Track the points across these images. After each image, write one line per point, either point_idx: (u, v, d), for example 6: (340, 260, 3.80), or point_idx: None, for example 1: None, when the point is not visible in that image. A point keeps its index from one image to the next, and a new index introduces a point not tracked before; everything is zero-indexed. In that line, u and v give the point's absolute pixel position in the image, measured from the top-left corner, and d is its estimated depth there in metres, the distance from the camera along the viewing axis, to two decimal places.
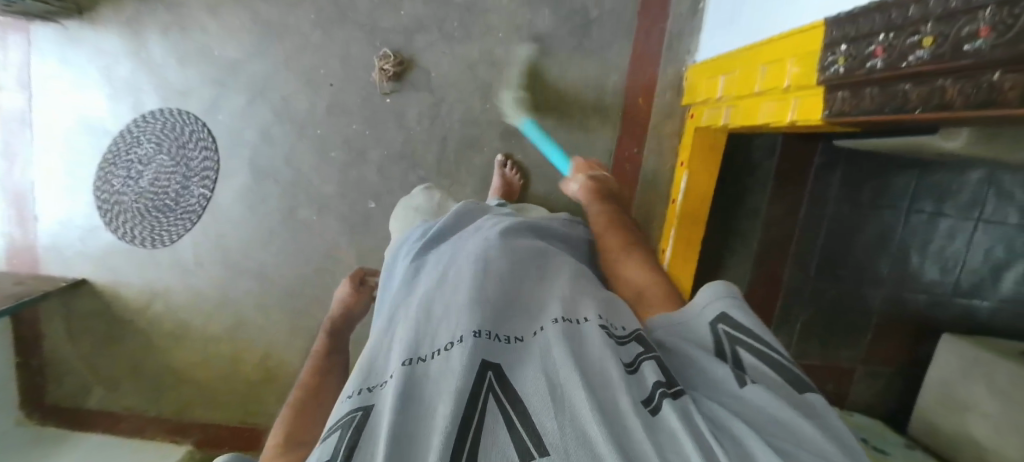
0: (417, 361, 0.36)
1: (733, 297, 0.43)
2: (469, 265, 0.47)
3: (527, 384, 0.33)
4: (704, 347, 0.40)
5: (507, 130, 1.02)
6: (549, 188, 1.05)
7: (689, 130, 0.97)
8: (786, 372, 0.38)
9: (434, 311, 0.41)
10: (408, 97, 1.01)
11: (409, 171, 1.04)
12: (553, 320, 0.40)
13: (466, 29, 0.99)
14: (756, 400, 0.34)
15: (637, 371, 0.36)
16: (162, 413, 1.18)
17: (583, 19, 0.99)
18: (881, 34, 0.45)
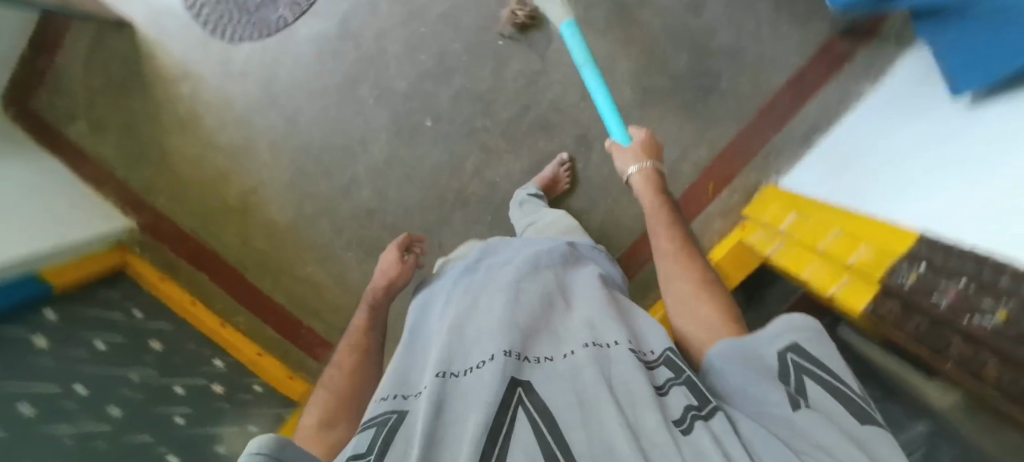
0: (449, 376, 0.41)
1: (807, 329, 0.39)
2: (501, 298, 0.50)
3: (558, 393, 0.38)
4: (766, 370, 0.38)
5: (582, 136, 0.99)
6: (586, 210, 1.02)
7: (733, 240, 0.97)
8: (855, 407, 0.35)
9: (466, 335, 0.47)
10: (517, 51, 0.99)
11: (477, 115, 1.02)
12: (583, 342, 0.43)
13: (606, 27, 0.97)
14: (806, 430, 0.33)
15: (669, 392, 0.38)
16: (129, 180, 1.15)
17: (710, 85, 0.97)
18: (962, 277, 0.47)
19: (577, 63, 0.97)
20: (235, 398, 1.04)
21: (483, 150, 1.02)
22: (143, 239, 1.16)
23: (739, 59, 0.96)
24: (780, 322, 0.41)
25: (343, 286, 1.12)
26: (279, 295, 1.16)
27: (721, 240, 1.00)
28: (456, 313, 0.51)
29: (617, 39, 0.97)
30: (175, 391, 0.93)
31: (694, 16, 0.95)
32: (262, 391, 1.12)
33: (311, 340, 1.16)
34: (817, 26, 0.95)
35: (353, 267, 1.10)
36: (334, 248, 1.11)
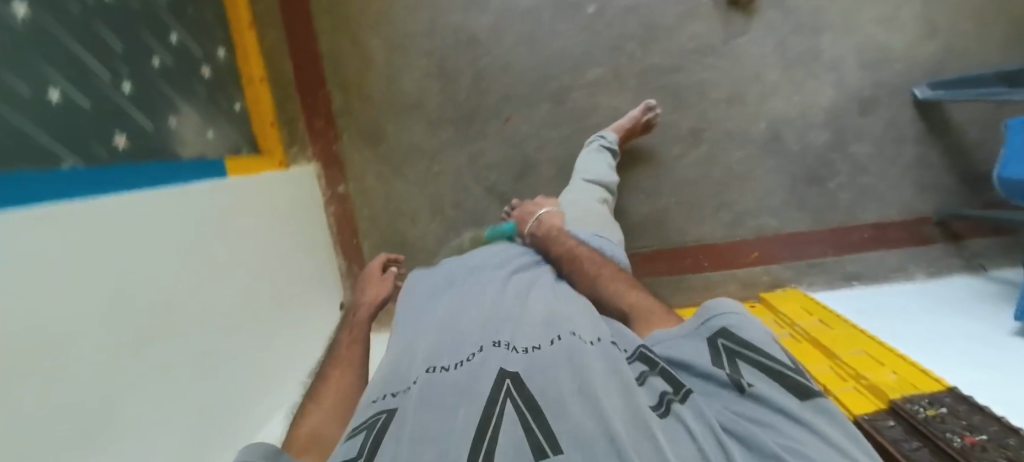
0: (439, 370, 0.46)
1: (727, 312, 0.45)
2: (489, 309, 0.57)
3: (549, 380, 0.41)
4: (704, 357, 0.42)
5: (695, 130, 0.97)
6: (649, 191, 1.01)
7: None
8: (790, 379, 0.38)
9: (460, 329, 0.54)
10: (709, 16, 0.93)
11: (632, 39, 0.95)
12: (567, 331, 0.48)
13: (795, 60, 0.93)
14: (751, 411, 0.36)
15: (646, 384, 0.41)
16: None
17: (821, 176, 0.97)
18: (983, 436, 0.55)
19: (745, 69, 0.94)
20: (214, 101, 0.92)
21: (611, 72, 0.96)
22: None
23: (859, 176, 0.97)
24: (711, 308, 0.47)
25: (391, 86, 1.01)
26: (324, 43, 1.02)
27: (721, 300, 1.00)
28: (445, 317, 0.58)
29: (790, 77, 0.94)
30: (170, 38, 0.82)
31: (858, 114, 0.94)
32: (238, 113, 0.98)
33: (319, 107, 1.04)
34: (933, 199, 0.97)
35: (415, 76, 1.00)
36: (412, 46, 0.99)
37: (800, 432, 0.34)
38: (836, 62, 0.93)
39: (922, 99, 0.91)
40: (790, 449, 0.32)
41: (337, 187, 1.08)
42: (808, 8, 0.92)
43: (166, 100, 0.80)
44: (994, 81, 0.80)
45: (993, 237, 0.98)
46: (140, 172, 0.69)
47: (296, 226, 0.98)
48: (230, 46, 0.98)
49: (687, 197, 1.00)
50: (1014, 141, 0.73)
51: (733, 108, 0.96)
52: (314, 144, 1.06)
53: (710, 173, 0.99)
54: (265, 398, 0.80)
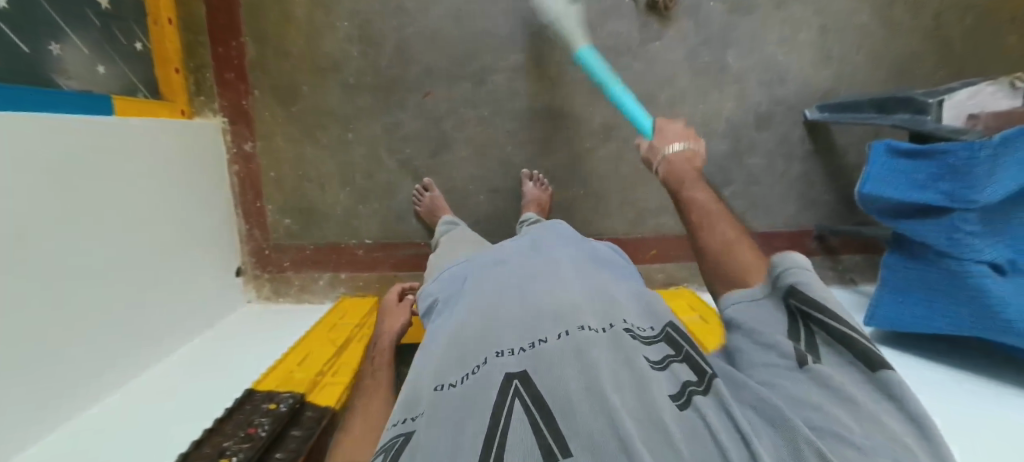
0: (446, 385, 0.48)
1: (798, 272, 0.47)
2: (503, 305, 0.57)
3: (558, 377, 0.42)
4: (777, 328, 0.45)
5: (607, 126, 1.01)
6: (559, 180, 1.04)
7: None
8: (856, 356, 0.39)
9: (468, 337, 0.54)
10: (628, 16, 0.97)
11: (555, 31, 0.97)
12: (577, 325, 0.49)
13: (704, 71, 0.98)
14: (798, 382, 0.39)
15: (666, 369, 0.45)
16: None
17: (719, 183, 1.03)
18: None
19: (657, 73, 0.98)
20: (111, 37, 0.86)
21: (532, 59, 0.98)
22: None
23: (752, 186, 1.03)
24: (779, 265, 0.49)
25: (310, 45, 0.98)
26: None
27: None
28: (463, 317, 0.59)
29: (698, 86, 0.99)
30: None
31: (755, 128, 1.01)
32: (139, 53, 0.92)
33: (230, 57, 0.99)
34: (813, 214, 1.05)
35: (336, 38, 0.98)
36: (336, 7, 0.97)
37: (844, 409, 0.35)
38: (740, 76, 0.99)
39: (811, 119, 0.98)
40: (817, 427, 0.35)
41: (243, 144, 1.03)
42: (720, 21, 0.96)
43: (47, 22, 0.74)
44: (868, 108, 0.88)
45: (861, 254, 1.07)
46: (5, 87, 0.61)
47: (195, 178, 0.93)
48: None
49: (595, 189, 1.04)
50: (875, 161, 0.78)
51: (644, 108, 1.00)
52: (222, 96, 1.01)
53: (618, 169, 1.02)
54: (127, 351, 0.75)
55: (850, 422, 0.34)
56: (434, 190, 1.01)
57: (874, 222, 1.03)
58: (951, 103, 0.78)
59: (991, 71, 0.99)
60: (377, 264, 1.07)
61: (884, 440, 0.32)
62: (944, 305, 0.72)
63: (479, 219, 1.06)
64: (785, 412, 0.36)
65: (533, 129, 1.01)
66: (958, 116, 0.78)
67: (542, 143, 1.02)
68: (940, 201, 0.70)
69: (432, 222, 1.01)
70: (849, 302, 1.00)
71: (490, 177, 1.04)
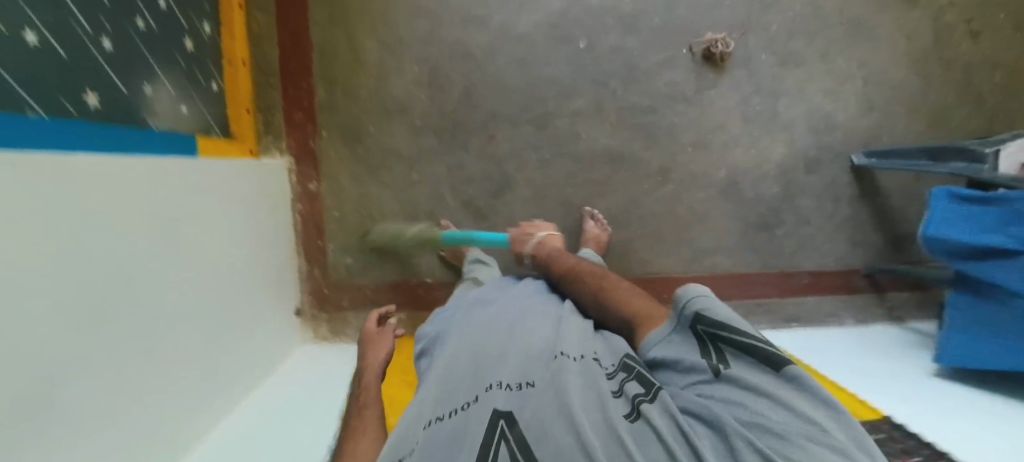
0: (439, 419, 0.53)
1: (698, 298, 0.53)
2: (488, 349, 0.63)
3: (538, 409, 0.49)
4: (692, 349, 0.52)
5: (665, 169, 1.04)
6: (618, 220, 1.05)
7: None
8: (764, 355, 0.46)
9: (455, 377, 0.59)
10: (685, 65, 1.01)
11: (615, 78, 1.01)
12: (554, 355, 0.59)
13: (755, 118, 1.03)
14: (721, 390, 0.46)
15: (621, 393, 0.51)
16: None
17: (771, 223, 1.06)
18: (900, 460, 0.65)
19: (712, 119, 1.03)
20: (192, 76, 0.87)
21: (593, 104, 1.02)
22: None
23: (803, 227, 1.07)
24: (682, 296, 0.56)
25: (378, 88, 1.00)
26: (315, 37, 0.98)
27: None
28: (449, 359, 0.63)
29: (749, 131, 1.04)
30: (158, 3, 0.79)
31: (804, 171, 1.05)
32: (216, 94, 0.93)
33: (300, 98, 1.01)
34: (861, 254, 1.08)
35: (404, 82, 1.00)
36: (405, 53, 0.99)
37: (763, 401, 0.42)
38: (790, 123, 1.04)
39: (858, 164, 1.03)
40: (746, 423, 0.41)
41: (308, 183, 1.04)
42: (770, 72, 1.02)
43: (143, 65, 0.76)
44: (917, 154, 0.93)
45: (907, 292, 1.10)
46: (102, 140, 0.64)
47: (264, 215, 0.94)
48: (216, 22, 0.92)
49: (652, 229, 1.05)
50: (938, 206, 0.83)
51: (700, 152, 1.04)
52: (291, 136, 1.02)
53: (674, 210, 1.05)
54: (218, 391, 0.75)
55: (777, 417, 0.40)
56: (453, 232, 1.02)
57: (918, 262, 1.08)
58: (1009, 152, 0.82)
59: (1019, 121, 1.06)
60: (437, 303, 1.07)
61: (803, 427, 0.39)
62: (1012, 343, 0.75)
63: None
64: (718, 415, 0.42)
65: (593, 171, 1.03)
66: (1014, 165, 0.82)
67: (602, 185, 1.04)
68: (1010, 244, 0.74)
69: (460, 261, 1.05)
70: (903, 332, 1.03)
71: (550, 217, 1.05)
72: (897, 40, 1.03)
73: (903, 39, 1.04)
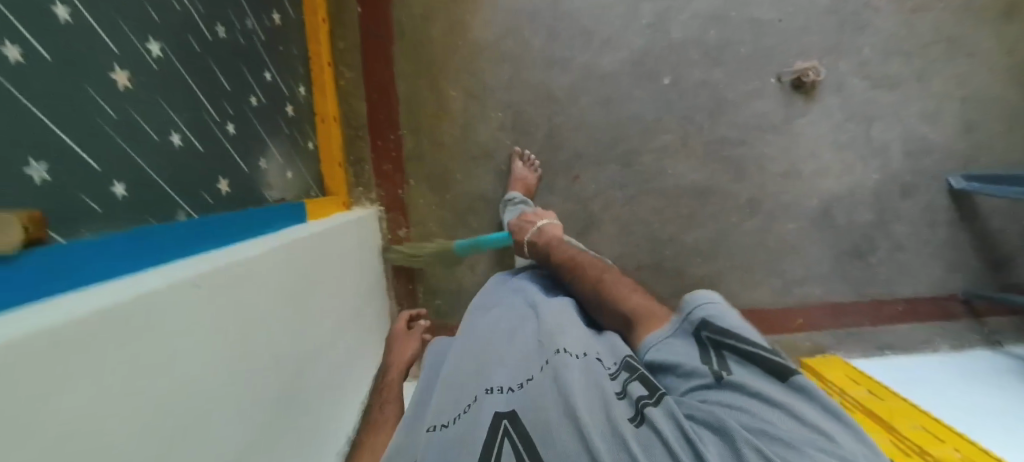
0: (440, 426, 0.52)
1: (704, 307, 0.52)
2: (490, 348, 0.62)
3: (538, 404, 0.48)
4: (693, 355, 0.50)
5: (753, 201, 1.02)
6: (705, 253, 1.04)
7: None
8: (768, 362, 0.45)
9: (457, 377, 0.59)
10: (775, 96, 0.99)
11: (702, 112, 0.99)
12: (556, 351, 0.56)
13: (848, 145, 1.01)
14: (726, 397, 0.44)
15: (625, 395, 0.49)
16: None
17: (864, 251, 1.04)
18: None
19: (803, 148, 1.01)
20: (294, 141, 0.90)
21: (679, 139, 1.00)
22: None
23: (898, 252, 1.04)
24: (687, 302, 0.54)
25: (464, 134, 1.02)
26: (400, 87, 1.00)
27: None
28: (453, 359, 0.63)
29: (841, 160, 1.01)
30: (265, 75, 0.81)
31: (899, 197, 1.02)
32: (311, 152, 0.96)
33: (388, 149, 1.03)
34: (959, 278, 1.05)
35: (489, 127, 1.01)
36: (489, 98, 1.00)
37: (765, 408, 0.41)
38: (884, 148, 1.01)
39: (957, 188, 1.00)
40: (756, 430, 0.40)
41: (398, 230, 1.06)
42: (863, 98, 0.99)
43: (259, 140, 0.79)
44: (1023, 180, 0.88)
45: (1008, 316, 1.07)
46: (232, 222, 0.67)
47: (367, 267, 0.97)
48: (308, 82, 0.96)
49: (741, 261, 1.04)
50: None
51: (790, 182, 1.02)
52: (380, 186, 1.04)
53: (763, 241, 1.04)
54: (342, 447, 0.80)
55: (782, 424, 0.40)
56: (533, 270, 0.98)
57: (1020, 286, 1.04)
58: None
59: None
60: None
61: (810, 438, 0.38)
62: None
63: None
64: (725, 421, 0.41)
65: (679, 206, 1.02)
66: None
67: (688, 219, 1.03)
68: None
69: None
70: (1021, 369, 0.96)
71: (637, 253, 1.04)
72: (998, 57, 0.99)
73: (1004, 55, 1.00)
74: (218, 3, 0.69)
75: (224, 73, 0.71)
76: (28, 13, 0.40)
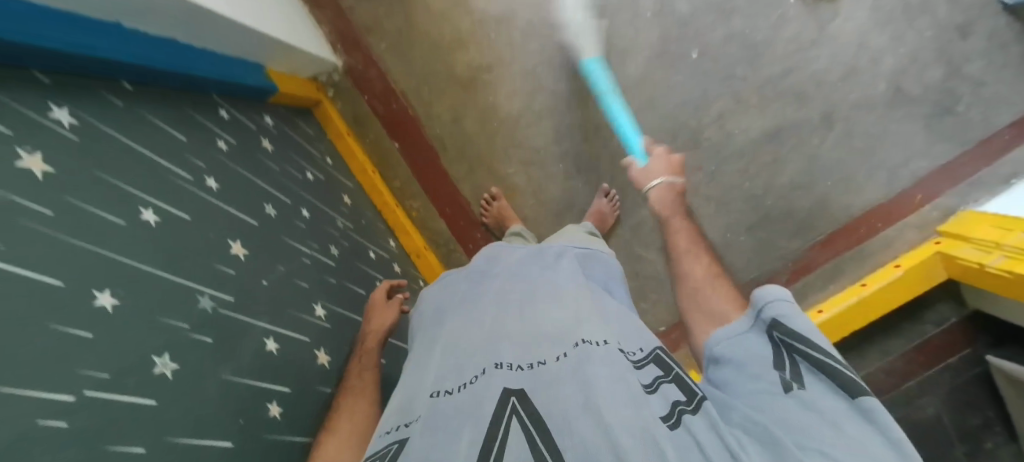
0: (441, 393, 0.43)
1: (784, 304, 0.42)
2: (489, 321, 0.53)
3: (556, 393, 0.38)
4: (760, 360, 0.40)
5: (825, 115, 1.02)
6: (806, 185, 1.04)
7: (935, 250, 0.93)
8: (841, 375, 0.36)
9: (461, 347, 0.50)
10: (800, 14, 0.98)
11: (741, 64, 1.00)
12: (575, 341, 0.44)
13: (890, 19, 0.99)
14: (783, 411, 0.35)
15: (656, 391, 0.39)
16: (357, 14, 0.98)
17: (952, 100, 1.00)
18: None
19: (850, 44, 1.00)
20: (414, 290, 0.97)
21: (734, 98, 1.01)
22: (344, 89, 1.02)
23: (984, 86, 0.98)
24: (758, 298, 0.45)
25: (539, 200, 1.02)
26: (465, 190, 1.03)
27: (915, 250, 1.00)
28: (447, 338, 0.54)
29: (890, 34, 0.99)
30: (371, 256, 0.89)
31: (960, 38, 0.98)
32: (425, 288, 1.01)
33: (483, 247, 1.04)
34: None
35: (557, 182, 1.02)
36: (545, 156, 1.00)
37: (832, 432, 0.32)
38: (924, 3, 0.98)
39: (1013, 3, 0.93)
40: (811, 447, 0.31)
41: None
42: None
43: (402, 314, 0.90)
44: None
45: None
46: None
47: None
48: (392, 232, 1.02)
49: (841, 174, 1.03)
50: None
51: (853, 80, 1.01)
52: None
53: (852, 145, 1.02)
54: None
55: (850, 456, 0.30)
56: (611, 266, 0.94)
57: None
58: None
59: None
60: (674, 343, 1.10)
61: None
62: None
63: (750, 256, 1.07)
64: (778, 437, 0.33)
65: (760, 157, 1.03)
66: None
67: (774, 164, 1.03)
68: None
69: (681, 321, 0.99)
70: None
71: (742, 217, 1.06)
72: None
73: None
74: (320, 230, 0.79)
75: (355, 282, 0.81)
76: (254, 372, 0.54)
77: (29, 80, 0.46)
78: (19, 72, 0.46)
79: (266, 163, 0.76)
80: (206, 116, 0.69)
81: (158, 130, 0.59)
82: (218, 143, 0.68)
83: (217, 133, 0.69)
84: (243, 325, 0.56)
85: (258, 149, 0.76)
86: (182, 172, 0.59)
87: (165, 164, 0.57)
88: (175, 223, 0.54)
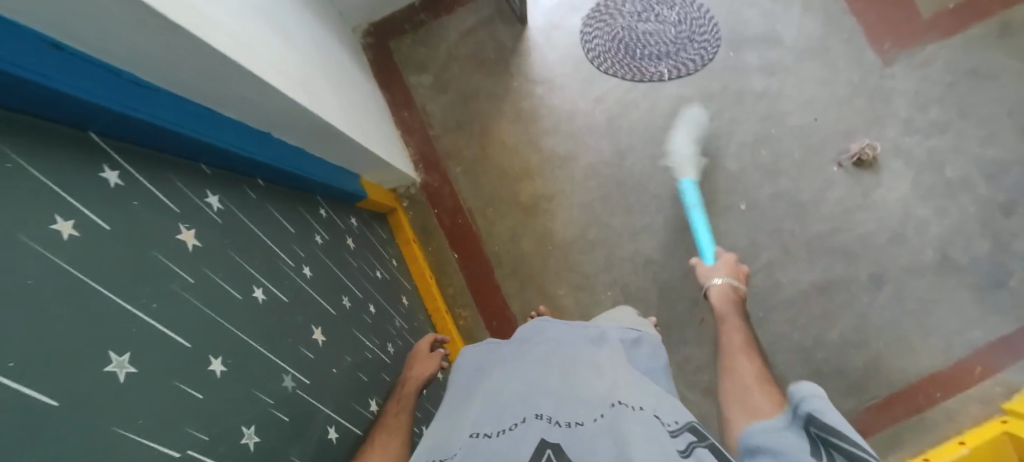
0: (481, 435, 0.42)
1: (816, 401, 0.43)
2: (532, 371, 0.49)
3: (589, 447, 0.37)
4: (799, 449, 0.40)
5: (874, 275, 1.03)
6: (858, 343, 1.02)
7: (999, 429, 0.88)
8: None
9: (502, 396, 0.47)
10: (843, 182, 1.06)
11: (787, 219, 1.06)
12: (611, 401, 0.42)
13: (932, 193, 1.05)
14: None
15: (690, 455, 0.37)
16: (440, 141, 1.12)
17: (1002, 275, 1.01)
18: None
19: (895, 212, 1.05)
20: None
21: (781, 249, 1.05)
22: (417, 201, 1.12)
23: None
24: (793, 395, 0.45)
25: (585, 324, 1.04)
26: (515, 306, 1.06)
27: (977, 426, 0.95)
28: (489, 384, 0.51)
29: (933, 207, 1.04)
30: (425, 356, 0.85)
31: (1003, 217, 1.02)
32: None
33: None
34: None
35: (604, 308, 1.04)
36: (594, 283, 1.05)
37: None
38: (964, 184, 1.04)
39: None
40: None
41: None
42: (924, 151, 1.06)
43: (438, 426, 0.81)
44: None
45: None
46: None
47: None
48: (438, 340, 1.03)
49: (893, 336, 1.02)
50: None
51: (900, 246, 1.04)
52: None
53: (904, 308, 1.02)
54: None
55: None
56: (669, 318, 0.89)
57: None
58: None
59: None
60: None
61: None
62: None
63: None
64: None
65: (808, 309, 1.04)
66: None
67: (824, 317, 1.03)
68: None
69: None
70: None
71: (793, 368, 1.02)
72: (1017, 69, 1.05)
73: None
74: (382, 332, 0.74)
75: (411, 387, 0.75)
76: None
77: (194, 173, 0.46)
78: (190, 168, 0.46)
79: (348, 260, 0.74)
80: (310, 213, 0.68)
81: (273, 220, 0.57)
82: (315, 237, 0.66)
83: (315, 227, 0.67)
84: (313, 408, 0.48)
85: (343, 245, 0.74)
86: (286, 257, 0.56)
87: (274, 248, 0.54)
88: (276, 307, 0.49)
